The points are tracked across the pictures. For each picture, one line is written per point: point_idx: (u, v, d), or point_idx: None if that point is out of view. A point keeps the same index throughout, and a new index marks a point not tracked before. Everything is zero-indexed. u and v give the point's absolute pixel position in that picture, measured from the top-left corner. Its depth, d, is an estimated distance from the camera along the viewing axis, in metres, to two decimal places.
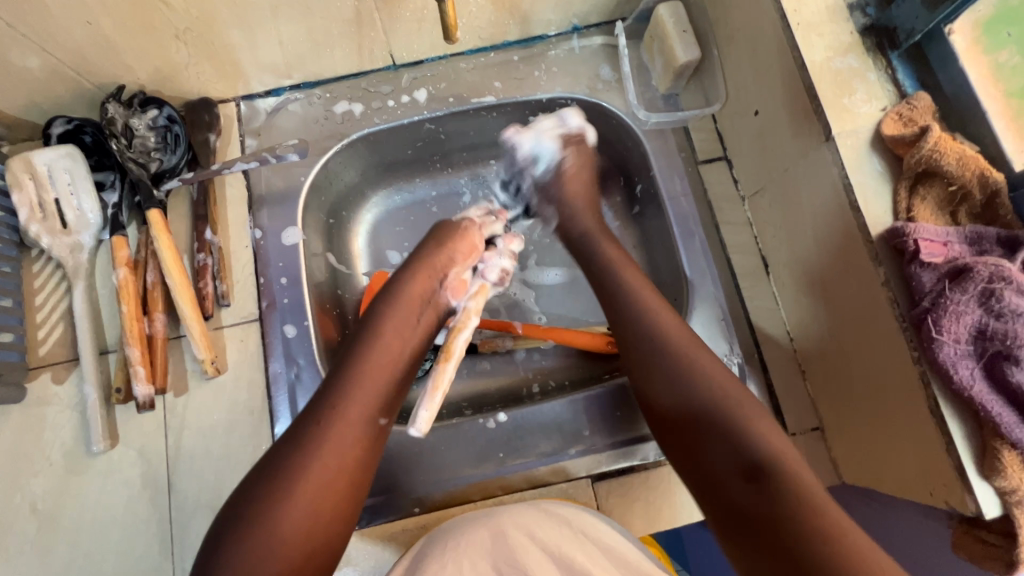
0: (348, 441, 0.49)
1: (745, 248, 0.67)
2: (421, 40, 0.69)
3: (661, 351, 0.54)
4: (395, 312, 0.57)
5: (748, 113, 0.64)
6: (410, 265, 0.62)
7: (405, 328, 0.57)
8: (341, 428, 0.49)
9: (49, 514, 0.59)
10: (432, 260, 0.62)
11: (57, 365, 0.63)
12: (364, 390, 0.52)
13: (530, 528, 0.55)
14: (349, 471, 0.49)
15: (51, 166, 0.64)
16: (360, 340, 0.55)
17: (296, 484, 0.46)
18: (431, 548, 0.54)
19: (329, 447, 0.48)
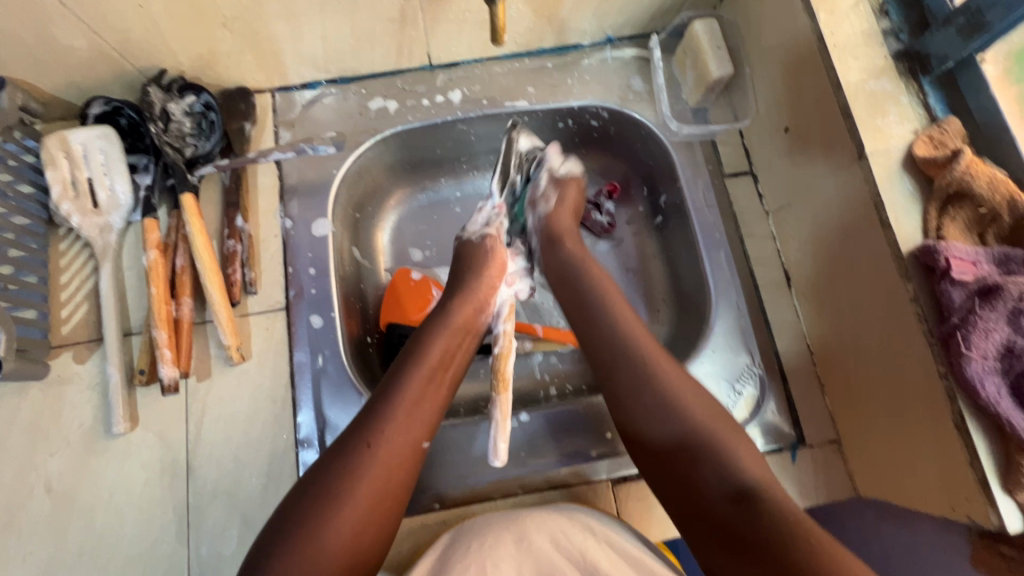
0: (395, 463, 0.50)
1: (767, 261, 0.69)
2: (460, 42, 0.70)
3: (623, 382, 0.53)
4: (441, 336, 0.58)
5: (778, 130, 0.65)
6: (453, 289, 0.63)
7: (449, 359, 0.57)
8: (388, 453, 0.50)
9: (64, 494, 0.59)
10: (474, 288, 0.62)
11: (79, 345, 0.63)
12: (410, 415, 0.52)
13: (555, 533, 0.55)
14: (393, 491, 0.50)
15: (86, 145, 0.64)
16: (407, 362, 0.56)
17: (340, 506, 0.47)
18: (454, 549, 0.54)
19: (377, 469, 0.49)
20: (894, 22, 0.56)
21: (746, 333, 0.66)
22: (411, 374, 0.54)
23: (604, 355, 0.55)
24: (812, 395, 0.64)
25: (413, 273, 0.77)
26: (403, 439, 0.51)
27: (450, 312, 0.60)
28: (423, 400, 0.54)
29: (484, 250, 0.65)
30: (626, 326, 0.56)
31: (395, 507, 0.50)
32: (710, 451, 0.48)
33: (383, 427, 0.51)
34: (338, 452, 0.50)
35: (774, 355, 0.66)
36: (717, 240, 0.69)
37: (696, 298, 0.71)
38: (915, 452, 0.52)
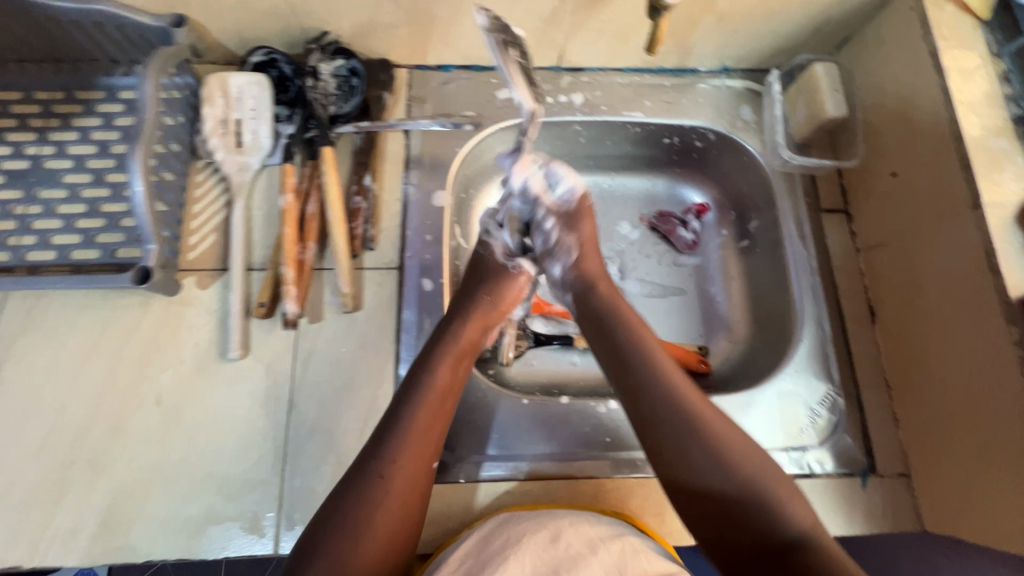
0: (402, 492, 0.53)
1: (855, 295, 0.72)
2: (593, 50, 0.75)
3: (663, 406, 0.55)
4: (445, 364, 0.60)
5: (883, 174, 0.69)
6: (454, 310, 0.65)
7: (450, 376, 0.60)
8: (401, 480, 0.53)
9: (171, 409, 0.62)
10: (486, 313, 0.66)
11: (203, 271, 0.66)
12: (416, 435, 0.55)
13: (591, 537, 0.53)
14: (411, 505, 0.53)
15: (241, 89, 0.68)
16: (412, 393, 0.58)
17: (363, 527, 0.50)
18: (497, 539, 0.54)
19: (393, 492, 0.52)
20: (1016, 90, 0.61)
21: (827, 360, 0.69)
22: (414, 405, 0.57)
23: (663, 429, 0.54)
24: (886, 428, 0.67)
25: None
26: (404, 472, 0.54)
27: (458, 330, 0.63)
28: (429, 427, 0.57)
29: (502, 274, 0.68)
30: (690, 400, 0.56)
31: (414, 516, 0.53)
32: (724, 455, 0.52)
33: (392, 465, 0.53)
34: (350, 487, 0.52)
35: (853, 384, 0.68)
36: (808, 268, 0.73)
37: (780, 320, 0.74)
38: (994, 483, 0.55)
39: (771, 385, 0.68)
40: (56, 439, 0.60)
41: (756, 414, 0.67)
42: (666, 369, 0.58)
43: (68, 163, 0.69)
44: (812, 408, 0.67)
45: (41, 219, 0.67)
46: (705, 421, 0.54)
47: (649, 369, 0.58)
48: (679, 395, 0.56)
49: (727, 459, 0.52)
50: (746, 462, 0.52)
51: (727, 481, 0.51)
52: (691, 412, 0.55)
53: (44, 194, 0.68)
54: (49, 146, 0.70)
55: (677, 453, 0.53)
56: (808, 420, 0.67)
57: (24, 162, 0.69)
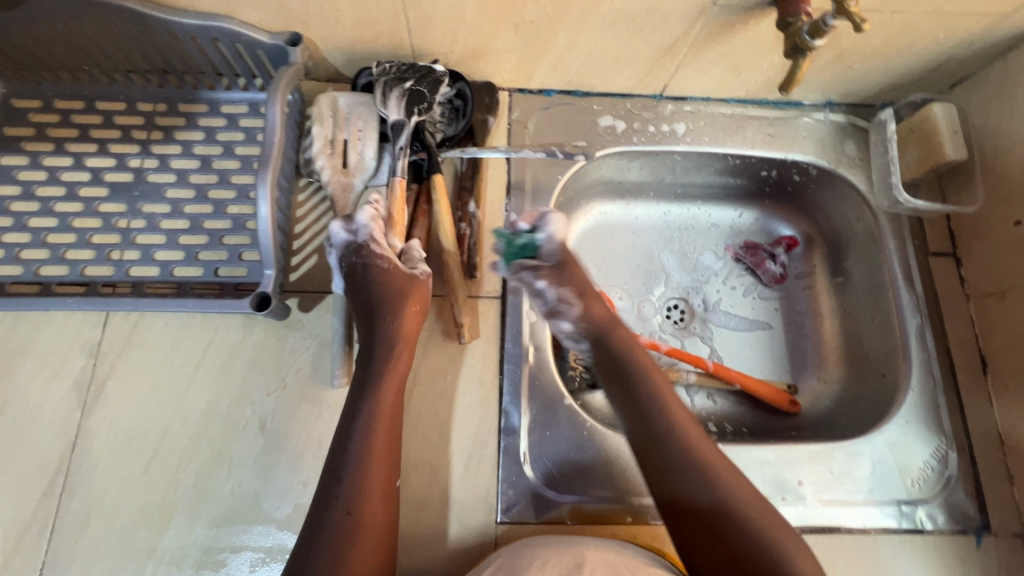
0: (376, 515, 0.51)
1: (966, 344, 0.69)
2: (701, 81, 0.73)
3: (672, 453, 0.54)
4: (384, 396, 0.56)
5: (1005, 222, 0.67)
6: (366, 321, 0.59)
7: (389, 399, 0.56)
8: (365, 515, 0.51)
9: (275, 434, 0.61)
10: (400, 325, 0.59)
11: (306, 294, 0.66)
12: (381, 471, 0.53)
13: (615, 565, 0.50)
14: (384, 542, 0.51)
15: (350, 109, 0.67)
16: (362, 422, 0.54)
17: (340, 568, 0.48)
18: (518, 561, 0.50)
19: (364, 529, 0.50)
20: None
21: (938, 411, 0.67)
22: (365, 424, 0.54)
23: (663, 458, 0.54)
24: (1000, 485, 0.65)
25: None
26: (373, 494, 0.52)
27: (387, 352, 0.58)
28: (383, 457, 0.54)
29: (396, 278, 0.60)
30: (687, 432, 0.55)
31: (388, 549, 0.51)
32: (693, 482, 0.52)
33: (355, 498, 0.51)
34: (325, 514, 0.50)
35: (965, 436, 0.66)
36: (916, 313, 0.71)
37: (883, 364, 0.72)
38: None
39: (880, 435, 0.66)
40: (160, 462, 0.59)
41: (866, 463, 0.65)
42: (676, 405, 0.58)
43: (170, 177, 0.69)
44: (923, 461, 0.65)
45: (144, 234, 0.66)
46: (708, 457, 0.54)
47: (653, 400, 0.57)
48: (664, 420, 0.56)
49: (720, 495, 0.51)
50: (734, 496, 0.51)
51: (710, 508, 0.51)
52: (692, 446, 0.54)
53: (147, 208, 0.67)
54: (152, 159, 0.69)
55: (677, 483, 0.53)
56: (920, 473, 0.65)
57: (127, 175, 0.68)
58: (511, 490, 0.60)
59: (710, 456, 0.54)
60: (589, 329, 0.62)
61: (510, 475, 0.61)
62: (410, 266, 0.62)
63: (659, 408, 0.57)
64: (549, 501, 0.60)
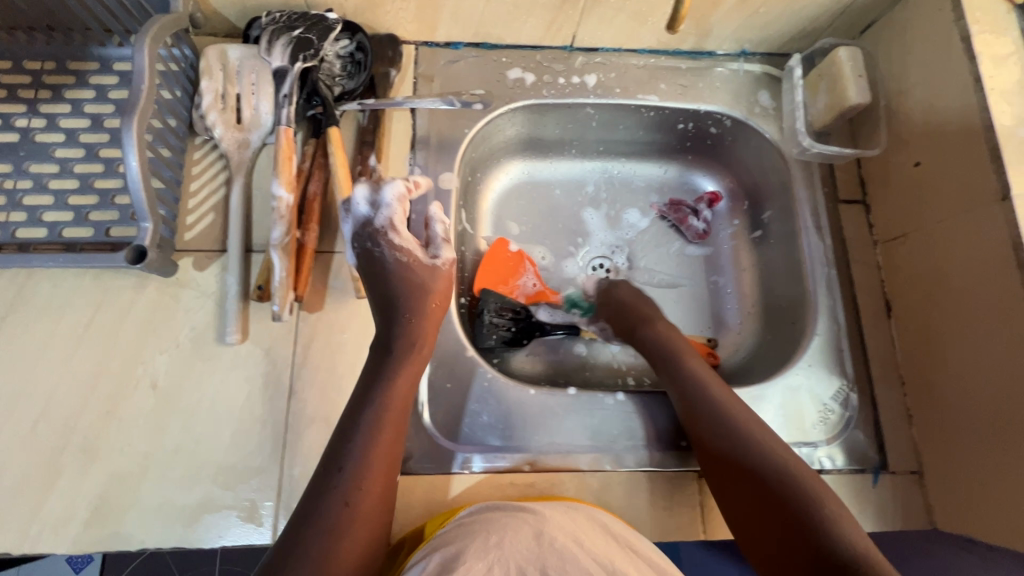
0: (371, 502, 0.48)
1: (872, 290, 0.70)
2: (608, 29, 0.72)
3: (741, 420, 0.57)
4: (401, 379, 0.55)
5: (906, 163, 0.67)
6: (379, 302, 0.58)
7: (405, 384, 0.55)
8: (368, 497, 0.48)
9: (167, 393, 0.60)
10: (410, 307, 0.57)
11: (201, 252, 0.64)
12: (384, 455, 0.51)
13: (575, 531, 0.50)
14: (373, 526, 0.48)
15: (241, 62, 0.65)
16: (365, 406, 0.52)
17: (332, 552, 0.45)
18: (469, 539, 0.47)
19: (360, 514, 0.48)
20: None
21: (841, 355, 0.67)
22: (380, 402, 0.53)
23: (710, 426, 0.57)
24: (899, 425, 0.66)
25: (511, 244, 0.79)
26: (377, 474, 0.50)
27: (399, 339, 0.56)
28: (388, 440, 0.52)
29: (420, 267, 0.58)
30: (723, 398, 0.59)
31: (380, 533, 0.49)
32: (755, 446, 0.55)
33: (356, 490, 0.48)
34: (325, 496, 0.48)
35: (867, 379, 0.67)
36: (824, 261, 0.71)
37: (793, 313, 0.73)
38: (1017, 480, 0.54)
39: (785, 380, 0.66)
40: (47, 424, 0.58)
41: (769, 407, 0.65)
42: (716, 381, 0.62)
43: (60, 137, 0.66)
44: (825, 404, 0.66)
45: (30, 194, 0.64)
46: (720, 397, 0.59)
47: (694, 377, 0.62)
48: (704, 393, 0.60)
49: (753, 449, 0.54)
50: (767, 449, 0.54)
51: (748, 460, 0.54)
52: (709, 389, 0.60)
53: (34, 168, 0.65)
54: (40, 119, 0.67)
55: (735, 446, 0.55)
56: (821, 416, 0.65)
57: (12, 135, 0.66)
58: (408, 441, 0.60)
59: (723, 397, 0.59)
60: (621, 326, 0.73)
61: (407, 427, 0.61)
62: (431, 257, 0.60)
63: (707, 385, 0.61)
64: (446, 452, 0.60)
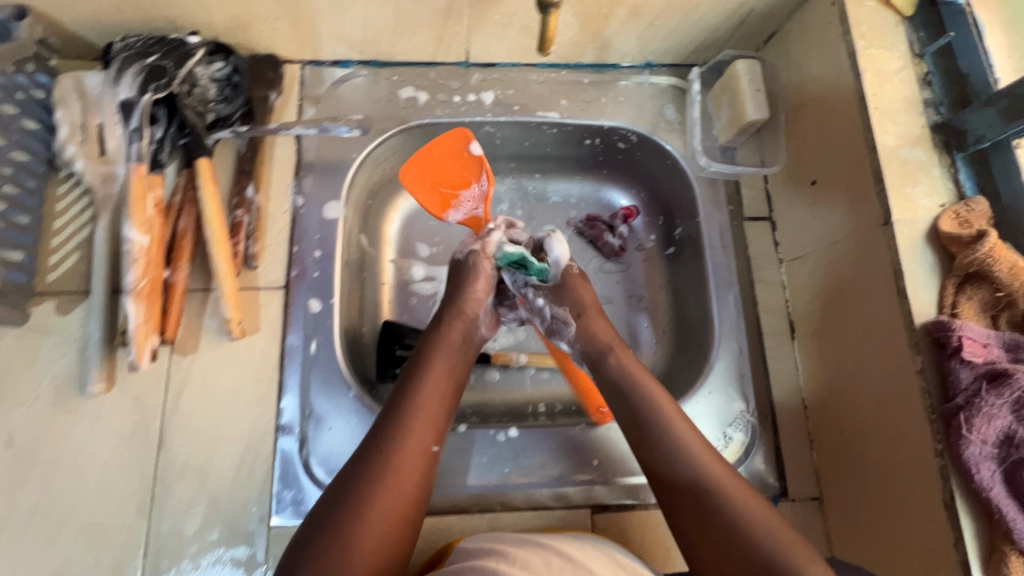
0: (399, 498, 0.48)
1: (775, 311, 0.68)
2: (501, 44, 0.69)
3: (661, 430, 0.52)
4: (439, 361, 0.56)
5: (804, 182, 0.65)
6: (444, 303, 0.61)
7: (450, 360, 0.57)
8: (406, 460, 0.49)
9: (25, 449, 0.56)
10: (462, 305, 0.60)
11: (64, 295, 0.60)
12: (424, 418, 0.52)
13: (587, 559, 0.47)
14: (410, 498, 0.48)
15: (100, 91, 0.61)
16: (417, 374, 0.55)
17: (361, 517, 0.45)
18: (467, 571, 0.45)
19: (394, 474, 0.48)
20: (935, 94, 0.57)
21: (744, 379, 0.66)
22: (419, 377, 0.55)
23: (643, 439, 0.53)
24: (801, 449, 0.64)
25: (470, 144, 0.65)
26: (413, 462, 0.49)
27: (447, 324, 0.59)
28: (434, 405, 0.53)
29: (466, 271, 0.61)
30: (659, 404, 0.54)
31: (411, 511, 0.48)
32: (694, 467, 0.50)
33: (401, 435, 0.50)
34: (339, 498, 0.47)
35: (768, 403, 0.66)
36: (728, 281, 0.69)
37: (699, 335, 0.70)
38: (902, 513, 0.52)
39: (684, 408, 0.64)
40: None
41: None
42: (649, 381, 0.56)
43: None
44: (723, 431, 0.64)
45: None
46: (687, 438, 0.52)
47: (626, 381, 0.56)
48: (645, 400, 0.54)
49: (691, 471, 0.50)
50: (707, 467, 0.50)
51: (687, 477, 0.50)
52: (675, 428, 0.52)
53: None
54: None
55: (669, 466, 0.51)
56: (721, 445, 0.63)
57: None
58: (286, 489, 0.58)
59: (688, 438, 0.52)
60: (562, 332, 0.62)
61: (285, 474, 0.58)
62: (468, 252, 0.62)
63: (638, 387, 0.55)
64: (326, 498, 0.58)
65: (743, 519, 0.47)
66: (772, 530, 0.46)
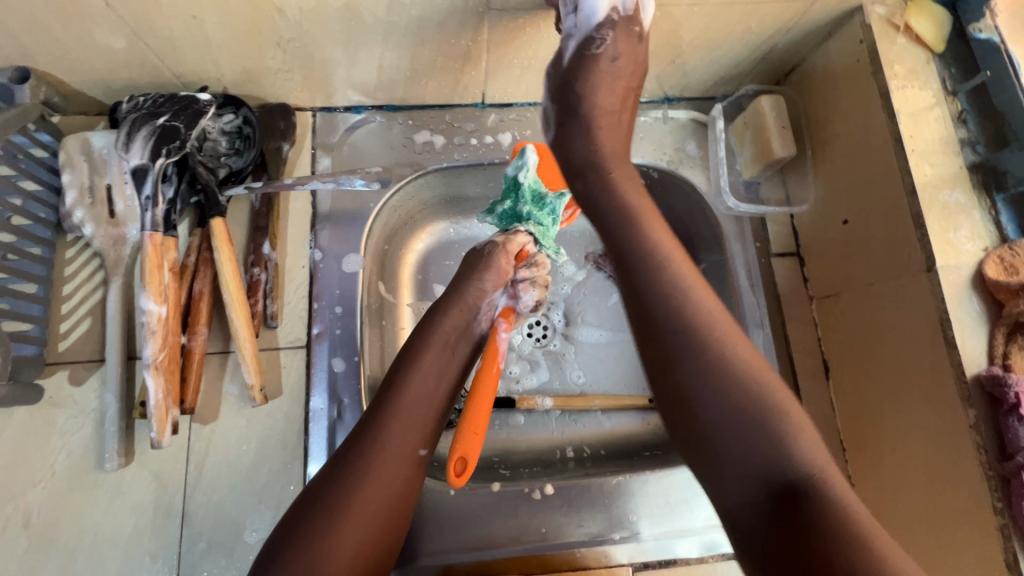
0: (380, 502, 0.46)
1: (809, 350, 0.66)
2: (518, 86, 0.67)
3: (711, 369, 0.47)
4: (428, 361, 0.53)
5: (834, 220, 0.63)
6: (445, 294, 0.57)
7: (442, 359, 0.54)
8: (387, 465, 0.47)
9: (42, 530, 0.54)
10: (466, 296, 0.56)
11: (77, 365, 0.58)
12: (407, 419, 0.50)
13: None
14: (391, 505, 0.47)
15: (108, 151, 0.59)
16: (405, 370, 0.52)
17: (339, 523, 0.44)
18: None
19: (374, 479, 0.46)
20: (971, 132, 0.56)
21: None
22: (406, 375, 0.52)
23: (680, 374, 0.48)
24: None
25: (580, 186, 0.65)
26: (395, 467, 0.47)
27: (442, 318, 0.55)
28: (421, 405, 0.51)
29: (482, 257, 0.58)
30: (715, 330, 0.48)
31: (393, 516, 0.47)
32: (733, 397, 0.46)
33: (383, 438, 0.48)
34: (318, 499, 0.45)
35: None
36: (760, 321, 0.67)
37: None
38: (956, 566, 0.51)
39: None
40: None
41: (705, 488, 0.61)
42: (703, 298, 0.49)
43: None
44: None
45: None
46: (735, 357, 0.47)
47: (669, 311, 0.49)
48: (705, 328, 0.48)
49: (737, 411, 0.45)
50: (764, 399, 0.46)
51: (723, 419, 0.45)
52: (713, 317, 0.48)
53: None
54: None
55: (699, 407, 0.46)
56: None
57: None
58: None
59: (743, 369, 0.47)
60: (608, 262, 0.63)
61: None
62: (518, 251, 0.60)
63: (694, 314, 0.48)
64: None
65: (774, 446, 0.44)
66: (764, 388, 0.46)
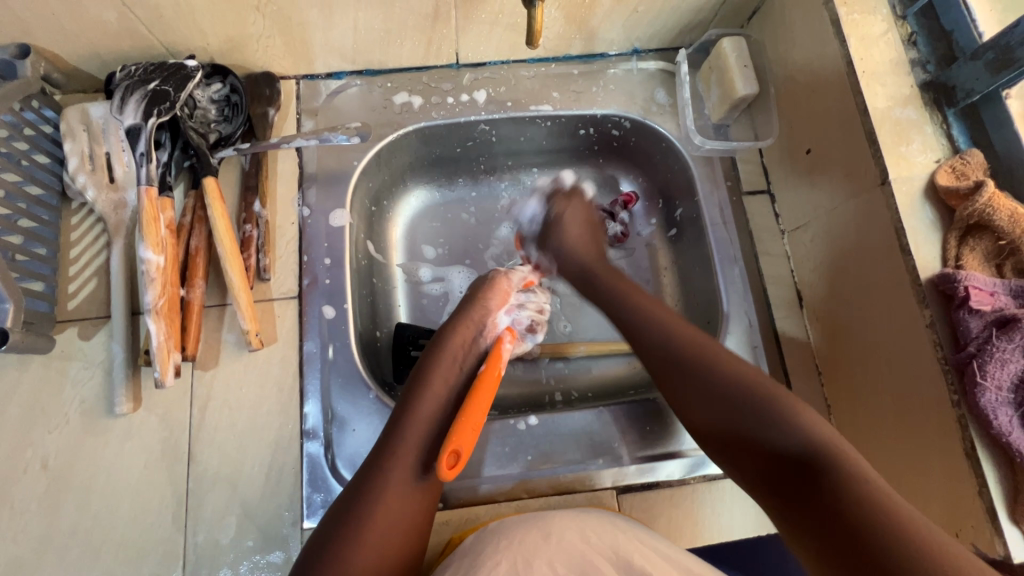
0: (405, 506, 0.50)
1: (780, 280, 0.68)
2: (489, 42, 0.70)
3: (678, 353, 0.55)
4: (437, 373, 0.58)
5: (799, 151, 0.66)
6: (453, 315, 0.64)
7: (452, 373, 0.59)
8: (404, 469, 0.51)
9: (60, 473, 0.58)
10: (470, 316, 0.63)
11: (84, 321, 0.62)
12: (421, 427, 0.54)
13: (582, 526, 0.52)
14: (413, 510, 0.50)
15: (105, 120, 0.63)
16: (418, 384, 0.57)
17: (363, 526, 0.47)
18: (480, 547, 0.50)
19: (395, 484, 0.50)
20: (921, 53, 0.58)
21: (756, 350, 0.65)
22: (416, 389, 0.56)
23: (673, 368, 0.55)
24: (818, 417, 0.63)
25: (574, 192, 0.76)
26: (411, 475, 0.51)
27: (449, 334, 0.61)
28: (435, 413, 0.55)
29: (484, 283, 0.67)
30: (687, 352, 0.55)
31: (418, 522, 0.50)
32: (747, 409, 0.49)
33: (397, 441, 0.52)
34: (346, 506, 0.49)
35: (783, 378, 0.64)
36: (732, 257, 0.69)
37: (708, 313, 0.71)
38: (922, 462, 0.52)
39: None
40: None
41: None
42: (675, 327, 0.57)
43: None
44: None
45: None
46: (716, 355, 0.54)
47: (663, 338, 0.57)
48: (712, 361, 0.53)
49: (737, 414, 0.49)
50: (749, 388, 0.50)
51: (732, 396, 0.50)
52: (779, 407, 0.47)
53: None
54: None
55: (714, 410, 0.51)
56: None
57: None
58: (317, 491, 0.59)
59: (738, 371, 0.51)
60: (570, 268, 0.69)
61: (312, 477, 0.59)
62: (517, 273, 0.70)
63: (670, 334, 0.57)
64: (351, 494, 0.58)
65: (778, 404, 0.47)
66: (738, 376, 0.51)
